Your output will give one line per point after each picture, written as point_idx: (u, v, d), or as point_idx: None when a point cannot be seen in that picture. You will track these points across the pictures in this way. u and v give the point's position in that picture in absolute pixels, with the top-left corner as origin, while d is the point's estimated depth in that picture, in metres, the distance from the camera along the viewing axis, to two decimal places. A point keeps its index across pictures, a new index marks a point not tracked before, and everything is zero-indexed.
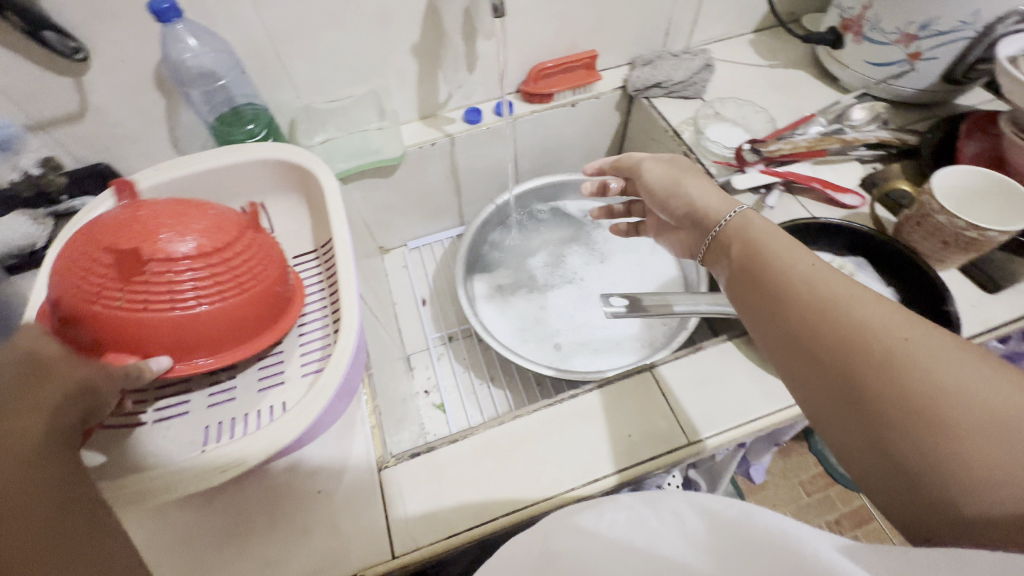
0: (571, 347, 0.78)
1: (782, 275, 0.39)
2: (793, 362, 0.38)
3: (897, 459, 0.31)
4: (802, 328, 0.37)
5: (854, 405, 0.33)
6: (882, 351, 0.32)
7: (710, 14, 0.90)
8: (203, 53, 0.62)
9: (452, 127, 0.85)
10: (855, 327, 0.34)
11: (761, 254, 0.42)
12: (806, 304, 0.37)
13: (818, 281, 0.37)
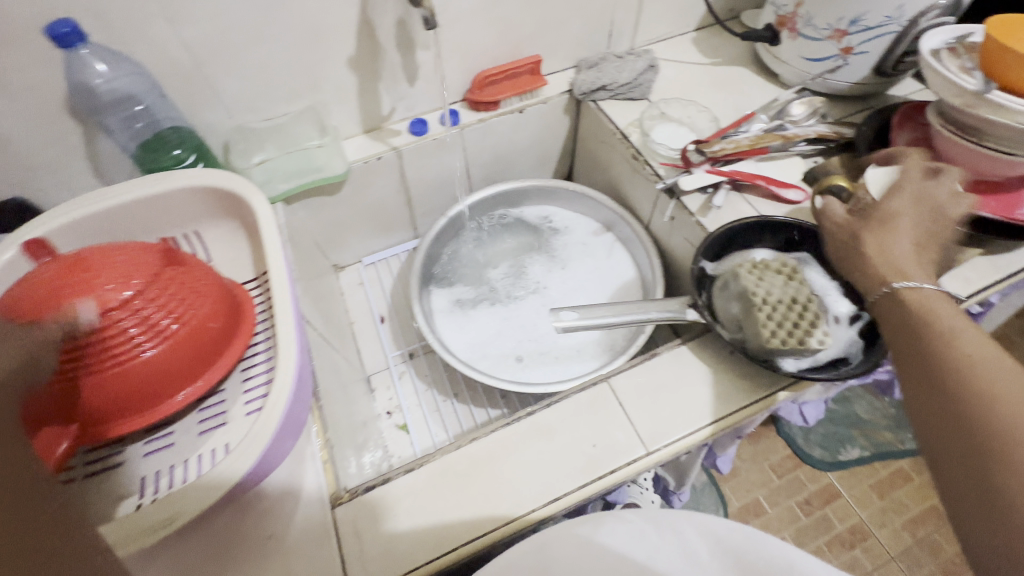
0: (533, 357, 0.77)
1: (954, 342, 0.43)
2: (929, 432, 0.41)
3: (996, 532, 0.34)
4: (949, 395, 0.40)
5: (975, 482, 0.36)
6: (1006, 425, 0.36)
7: (651, 14, 0.90)
8: (117, 78, 0.58)
9: (398, 140, 0.83)
10: (997, 399, 0.38)
11: (934, 319, 0.45)
12: (964, 372, 0.40)
13: (982, 346, 0.41)
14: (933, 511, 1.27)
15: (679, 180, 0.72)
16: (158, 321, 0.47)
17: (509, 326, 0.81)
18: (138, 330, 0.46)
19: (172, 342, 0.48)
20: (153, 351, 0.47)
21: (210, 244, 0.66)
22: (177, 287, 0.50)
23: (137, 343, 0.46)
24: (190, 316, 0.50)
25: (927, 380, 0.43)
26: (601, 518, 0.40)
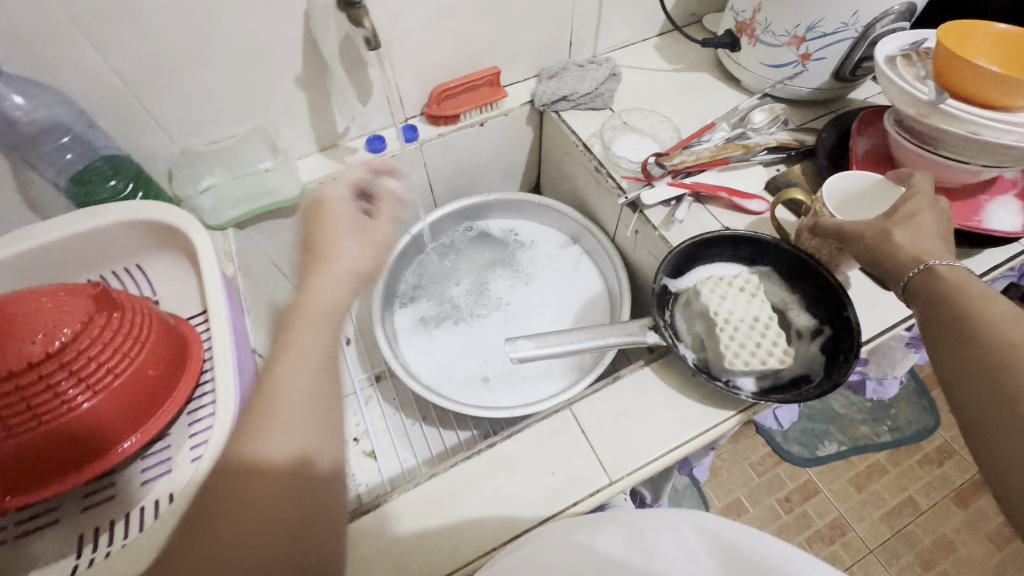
0: (499, 378, 0.76)
1: (987, 329, 0.40)
2: (973, 424, 0.40)
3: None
4: (999, 392, 0.38)
5: (1019, 479, 0.36)
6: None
7: (611, 21, 0.89)
8: (40, 108, 0.55)
9: (355, 158, 0.80)
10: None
11: (973, 304, 0.42)
12: (1006, 366, 0.38)
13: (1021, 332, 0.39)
14: (909, 503, 1.29)
15: (641, 194, 0.71)
16: (88, 372, 0.45)
17: (474, 345, 0.79)
18: (65, 385, 0.44)
19: (106, 395, 0.46)
20: (83, 406, 0.45)
21: (154, 277, 0.64)
22: (111, 335, 0.47)
23: (64, 399, 0.44)
24: (127, 365, 0.48)
25: (970, 374, 0.40)
26: (600, 526, 0.40)
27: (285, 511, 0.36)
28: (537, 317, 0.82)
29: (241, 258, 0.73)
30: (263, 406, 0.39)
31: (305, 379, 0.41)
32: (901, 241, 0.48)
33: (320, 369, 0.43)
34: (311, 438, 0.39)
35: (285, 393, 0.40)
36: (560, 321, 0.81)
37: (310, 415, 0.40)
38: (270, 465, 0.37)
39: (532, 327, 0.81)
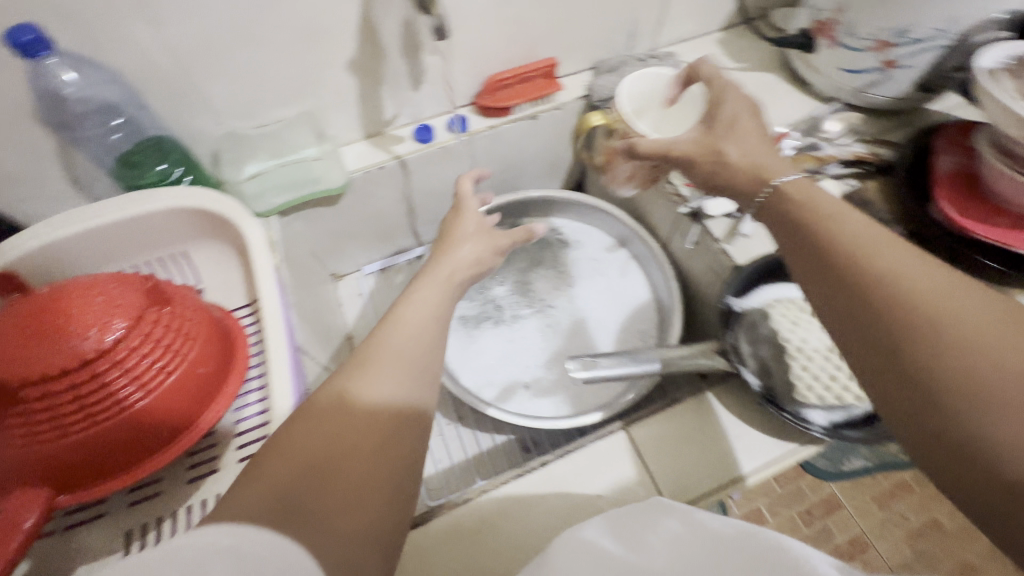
0: (541, 385, 0.73)
1: (829, 238, 0.38)
2: (842, 332, 0.35)
3: (943, 428, 0.29)
4: (853, 292, 0.35)
5: (900, 384, 0.31)
6: (923, 311, 0.31)
7: (676, 13, 0.83)
8: (89, 87, 0.53)
9: (402, 147, 0.77)
10: (905, 287, 0.32)
11: (825, 219, 0.39)
12: (853, 270, 0.35)
13: (867, 243, 0.36)
14: (934, 524, 1.26)
15: (704, 205, 0.68)
16: (141, 369, 0.44)
17: (516, 349, 0.77)
18: (118, 383, 0.42)
19: (158, 393, 0.45)
20: (136, 406, 0.44)
21: (199, 266, 0.62)
22: (161, 331, 0.46)
23: (117, 399, 0.42)
24: (178, 362, 0.46)
25: (827, 285, 0.37)
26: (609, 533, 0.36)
27: (393, 418, 0.37)
28: (582, 324, 0.79)
29: (284, 247, 0.70)
30: (382, 336, 0.42)
31: (430, 336, 0.44)
32: (738, 158, 0.47)
33: (436, 331, 0.45)
34: (419, 377, 0.40)
35: (406, 330, 0.43)
36: (606, 330, 0.78)
37: (422, 365, 0.41)
38: (382, 376, 0.38)
39: (576, 334, 0.78)
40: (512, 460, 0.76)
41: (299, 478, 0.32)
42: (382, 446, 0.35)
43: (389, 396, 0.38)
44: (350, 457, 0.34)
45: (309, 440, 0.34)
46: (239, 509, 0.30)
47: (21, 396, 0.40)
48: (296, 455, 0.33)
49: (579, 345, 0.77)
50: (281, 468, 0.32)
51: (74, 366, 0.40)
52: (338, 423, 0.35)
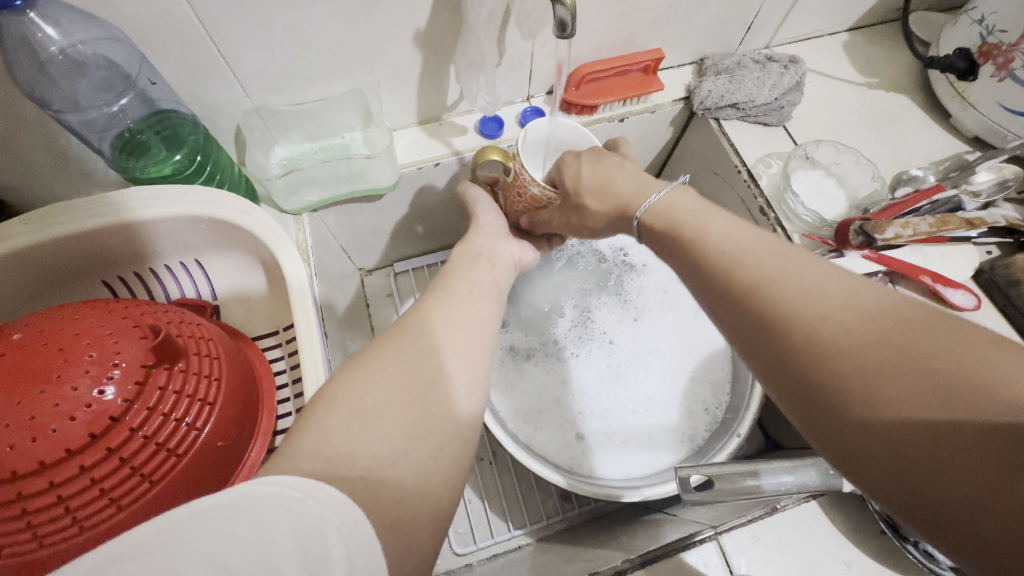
0: (596, 437, 0.65)
1: (695, 246, 0.37)
2: (738, 342, 0.33)
3: (846, 419, 0.26)
4: (727, 293, 0.33)
5: (795, 385, 0.29)
6: (795, 304, 0.30)
7: (808, 7, 0.68)
8: (79, 44, 0.39)
9: (462, 141, 0.63)
10: (767, 281, 0.32)
11: (691, 221, 0.39)
12: (724, 272, 0.34)
13: (734, 242, 0.35)
14: None
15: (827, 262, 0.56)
16: (145, 454, 0.33)
17: (570, 393, 0.68)
18: (116, 475, 0.32)
19: (167, 483, 0.35)
20: (138, 504, 0.33)
21: (215, 276, 0.51)
22: (173, 400, 0.35)
23: (113, 498, 0.32)
24: (192, 438, 0.36)
25: (708, 294, 0.35)
26: None
27: (439, 365, 0.33)
28: (645, 368, 0.70)
29: (315, 253, 0.59)
30: (422, 302, 0.39)
31: (467, 298, 0.40)
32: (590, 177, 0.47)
33: (469, 291, 0.41)
34: (455, 326, 0.37)
35: (462, 309, 0.39)
36: (674, 378, 0.69)
37: (461, 318, 0.38)
38: (420, 332, 0.35)
39: (640, 379, 0.69)
40: (548, 510, 0.69)
41: (361, 435, 0.27)
42: (430, 398, 0.31)
43: (431, 348, 0.34)
44: (397, 406, 0.29)
45: (365, 383, 0.30)
46: (309, 465, 0.24)
47: None
48: (351, 405, 0.28)
49: (641, 393, 0.68)
50: (339, 425, 0.27)
51: (55, 459, 0.30)
52: (388, 368, 0.31)
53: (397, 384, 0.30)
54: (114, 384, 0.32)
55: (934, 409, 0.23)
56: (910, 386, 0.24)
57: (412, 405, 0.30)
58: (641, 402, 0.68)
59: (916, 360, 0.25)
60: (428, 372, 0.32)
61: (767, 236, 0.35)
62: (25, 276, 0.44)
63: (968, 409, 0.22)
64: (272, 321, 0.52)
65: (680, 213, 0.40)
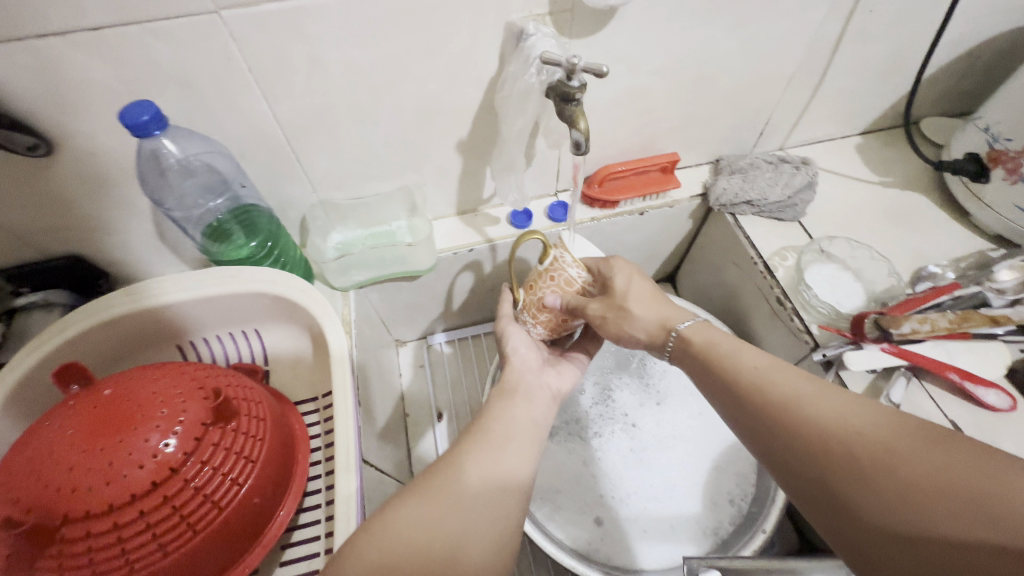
0: (614, 523, 0.65)
1: (726, 369, 0.42)
2: (774, 459, 0.37)
3: (883, 537, 0.30)
4: (762, 415, 0.38)
5: (833, 498, 0.33)
6: (822, 428, 0.34)
7: (817, 115, 0.75)
8: (191, 157, 0.51)
9: (495, 230, 0.70)
10: (795, 406, 0.36)
11: (720, 350, 0.43)
12: (753, 396, 0.39)
13: (759, 367, 0.40)
14: None
15: (845, 354, 0.57)
16: (192, 504, 0.38)
17: (588, 475, 0.69)
18: (168, 522, 0.36)
19: (206, 532, 0.38)
20: (180, 551, 0.37)
21: (269, 345, 0.58)
22: (223, 456, 0.40)
23: (161, 543, 0.36)
24: (233, 493, 0.40)
25: (740, 413, 0.40)
26: None
27: (472, 485, 0.37)
28: (668, 453, 0.70)
29: (357, 326, 0.65)
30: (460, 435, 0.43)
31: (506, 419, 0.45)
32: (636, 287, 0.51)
33: (509, 408, 0.46)
34: (487, 450, 0.41)
35: (498, 426, 0.43)
36: (698, 466, 0.68)
37: (500, 435, 0.42)
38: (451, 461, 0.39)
39: (663, 464, 0.69)
40: None
41: (387, 549, 0.32)
42: (445, 527, 0.35)
43: (457, 474, 0.38)
44: (415, 532, 0.34)
45: (406, 509, 0.35)
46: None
47: (60, 534, 0.34)
48: (390, 529, 0.33)
49: (663, 480, 0.68)
50: (372, 539, 0.32)
51: (122, 502, 0.35)
52: (426, 494, 0.36)
53: (430, 507, 0.35)
54: (177, 438, 0.38)
55: (961, 525, 0.27)
56: (937, 501, 0.28)
57: (442, 527, 0.34)
58: (663, 488, 0.67)
59: (936, 481, 0.29)
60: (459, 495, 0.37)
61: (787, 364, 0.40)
62: (119, 339, 0.53)
63: (996, 526, 0.26)
64: (314, 388, 0.57)
65: (704, 337, 0.46)
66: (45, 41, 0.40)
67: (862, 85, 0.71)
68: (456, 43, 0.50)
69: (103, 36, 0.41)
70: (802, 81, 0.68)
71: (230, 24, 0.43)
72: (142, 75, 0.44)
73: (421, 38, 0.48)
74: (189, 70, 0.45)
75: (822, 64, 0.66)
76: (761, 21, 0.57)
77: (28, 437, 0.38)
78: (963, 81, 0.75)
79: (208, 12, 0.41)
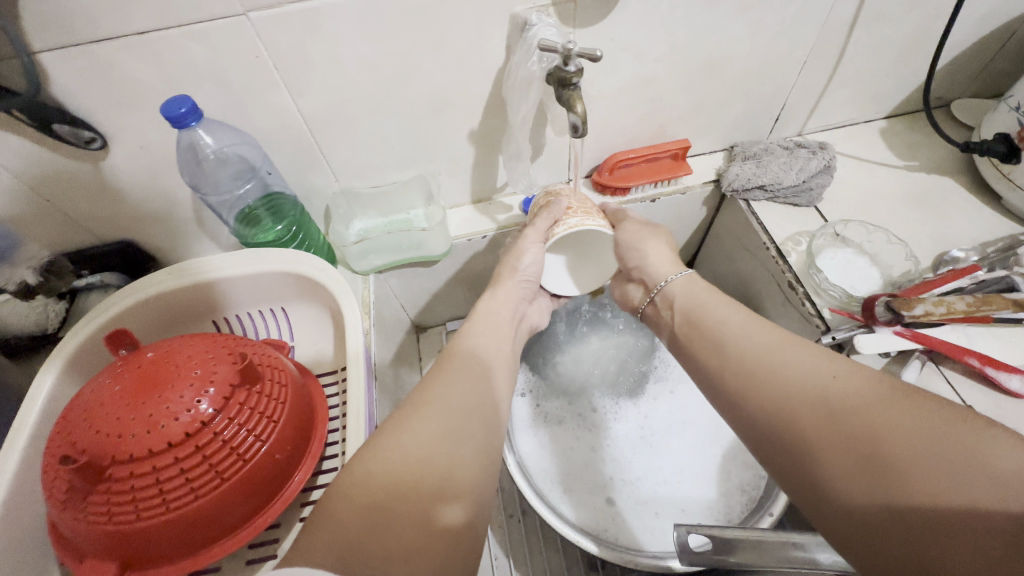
0: (626, 503, 0.66)
1: (715, 332, 0.45)
2: (750, 422, 0.39)
3: (848, 505, 0.31)
4: (744, 371, 0.41)
5: (802, 464, 0.35)
6: (796, 388, 0.37)
7: (836, 98, 0.73)
8: (225, 147, 0.56)
9: (508, 218, 0.73)
10: (776, 366, 0.39)
11: (699, 310, 0.48)
12: (726, 361, 0.43)
13: (731, 333, 0.44)
14: None
15: (856, 336, 0.56)
16: (220, 455, 0.42)
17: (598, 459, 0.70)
18: (198, 469, 0.41)
19: (234, 480, 0.43)
20: (211, 495, 0.42)
21: (294, 322, 0.63)
22: (248, 414, 0.44)
23: (193, 488, 0.41)
24: (258, 449, 0.44)
25: (723, 375, 0.42)
26: None
27: (474, 415, 0.41)
28: (672, 432, 0.72)
29: (376, 307, 0.69)
30: (408, 402, 0.41)
31: (452, 391, 0.42)
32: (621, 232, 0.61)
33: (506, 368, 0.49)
34: (448, 420, 0.39)
35: (481, 362, 0.47)
36: (709, 452, 0.70)
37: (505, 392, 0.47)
38: (419, 434, 0.37)
39: (671, 451, 0.71)
40: None
41: (392, 460, 0.35)
42: (436, 429, 0.38)
43: (428, 447, 0.37)
44: (413, 471, 0.35)
45: (411, 425, 0.38)
46: (347, 494, 0.33)
47: (108, 473, 0.39)
48: (396, 442, 0.36)
49: (671, 461, 0.70)
50: (377, 452, 0.36)
51: (159, 448, 0.39)
52: (434, 411, 0.40)
53: (432, 424, 0.38)
54: (208, 396, 0.42)
55: (932, 487, 0.28)
56: (914, 460, 0.30)
57: (440, 441, 0.37)
58: (672, 470, 0.69)
59: (896, 431, 0.31)
60: (452, 416, 0.40)
61: (769, 328, 0.42)
62: (161, 315, 0.58)
63: (969, 489, 0.27)
64: (333, 362, 0.60)
65: (691, 295, 0.51)
66: (100, 46, 0.45)
67: (884, 66, 0.70)
68: (464, 37, 0.52)
69: (148, 38, 0.46)
70: (816, 65, 0.67)
71: (256, 25, 0.47)
72: (181, 73, 0.49)
73: (431, 32, 0.51)
74: (221, 68, 0.50)
75: (838, 46, 0.65)
76: (770, 5, 0.58)
77: (84, 392, 0.43)
78: (997, 59, 0.72)
79: (237, 15, 0.46)
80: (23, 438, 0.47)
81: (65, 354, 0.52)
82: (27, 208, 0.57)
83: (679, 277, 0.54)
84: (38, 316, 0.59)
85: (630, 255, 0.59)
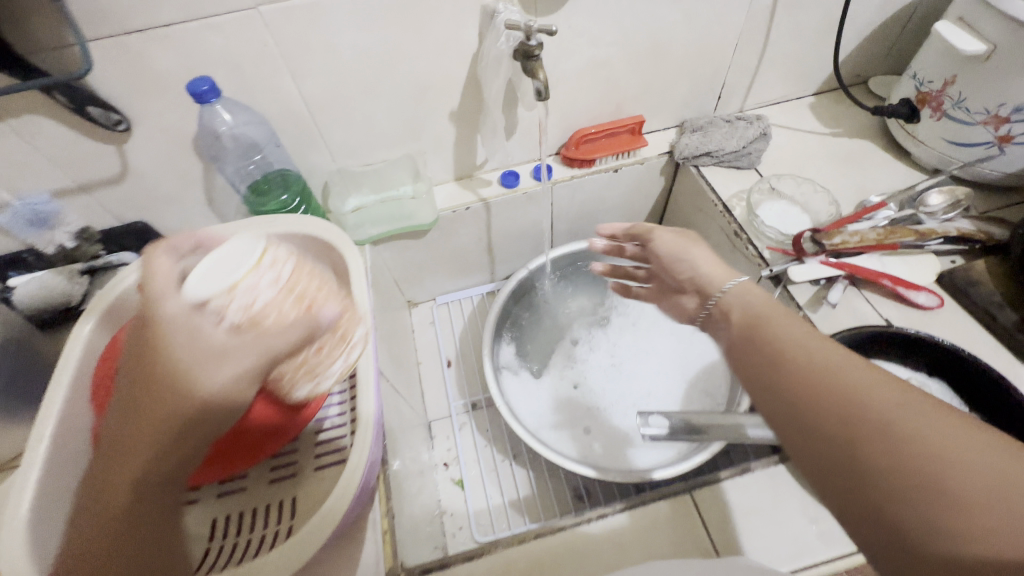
0: (605, 431, 0.75)
1: (774, 340, 0.37)
2: (794, 439, 0.33)
3: (915, 552, 0.27)
4: (804, 388, 0.33)
5: (859, 496, 0.30)
6: (873, 414, 0.30)
7: (768, 77, 0.84)
8: (238, 126, 0.64)
9: (487, 191, 0.82)
10: (848, 388, 0.32)
11: (764, 326, 0.39)
12: (778, 366, 0.36)
13: (795, 339, 0.37)
14: None
15: (789, 268, 0.66)
16: None
17: (578, 397, 0.79)
18: None
19: None
20: None
21: None
22: None
23: None
24: None
25: (772, 383, 0.35)
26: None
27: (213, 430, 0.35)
28: (641, 367, 0.80)
29: (372, 272, 0.76)
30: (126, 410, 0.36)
31: (128, 404, 0.34)
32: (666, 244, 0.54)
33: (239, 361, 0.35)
34: (152, 440, 0.34)
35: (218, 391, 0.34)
36: (671, 376, 0.79)
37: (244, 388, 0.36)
38: (123, 446, 0.34)
39: (638, 377, 0.79)
40: (563, 506, 0.75)
41: (104, 483, 0.34)
42: (144, 446, 0.34)
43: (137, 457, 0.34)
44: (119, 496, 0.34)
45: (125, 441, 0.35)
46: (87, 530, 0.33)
47: None
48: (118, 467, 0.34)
49: (642, 391, 0.78)
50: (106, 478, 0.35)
51: None
52: (141, 431, 0.34)
53: (131, 439, 0.34)
54: None
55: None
56: (1008, 523, 0.25)
57: (141, 455, 0.34)
58: (643, 400, 0.77)
59: (972, 478, 0.27)
60: (136, 424, 0.34)
61: (836, 344, 0.35)
62: None
63: None
64: None
65: (754, 304, 0.42)
66: (131, 37, 0.53)
67: (805, 48, 0.81)
68: (442, 26, 0.62)
69: (173, 29, 0.54)
70: (747, 47, 0.78)
71: (266, 17, 0.55)
72: (200, 59, 0.57)
73: (414, 23, 0.60)
74: (234, 56, 0.58)
75: (763, 30, 0.76)
76: None
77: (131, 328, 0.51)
78: (900, 40, 0.84)
79: (250, 9, 0.54)
80: (67, 378, 0.53)
81: (98, 308, 0.58)
82: (55, 188, 0.63)
83: (734, 285, 0.45)
84: (64, 288, 0.66)
85: (677, 265, 0.53)
